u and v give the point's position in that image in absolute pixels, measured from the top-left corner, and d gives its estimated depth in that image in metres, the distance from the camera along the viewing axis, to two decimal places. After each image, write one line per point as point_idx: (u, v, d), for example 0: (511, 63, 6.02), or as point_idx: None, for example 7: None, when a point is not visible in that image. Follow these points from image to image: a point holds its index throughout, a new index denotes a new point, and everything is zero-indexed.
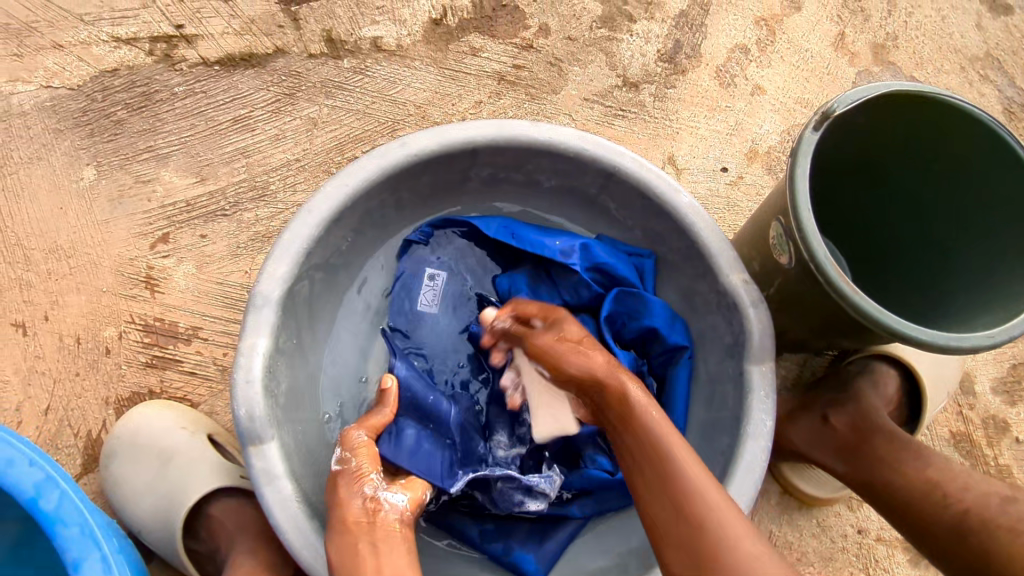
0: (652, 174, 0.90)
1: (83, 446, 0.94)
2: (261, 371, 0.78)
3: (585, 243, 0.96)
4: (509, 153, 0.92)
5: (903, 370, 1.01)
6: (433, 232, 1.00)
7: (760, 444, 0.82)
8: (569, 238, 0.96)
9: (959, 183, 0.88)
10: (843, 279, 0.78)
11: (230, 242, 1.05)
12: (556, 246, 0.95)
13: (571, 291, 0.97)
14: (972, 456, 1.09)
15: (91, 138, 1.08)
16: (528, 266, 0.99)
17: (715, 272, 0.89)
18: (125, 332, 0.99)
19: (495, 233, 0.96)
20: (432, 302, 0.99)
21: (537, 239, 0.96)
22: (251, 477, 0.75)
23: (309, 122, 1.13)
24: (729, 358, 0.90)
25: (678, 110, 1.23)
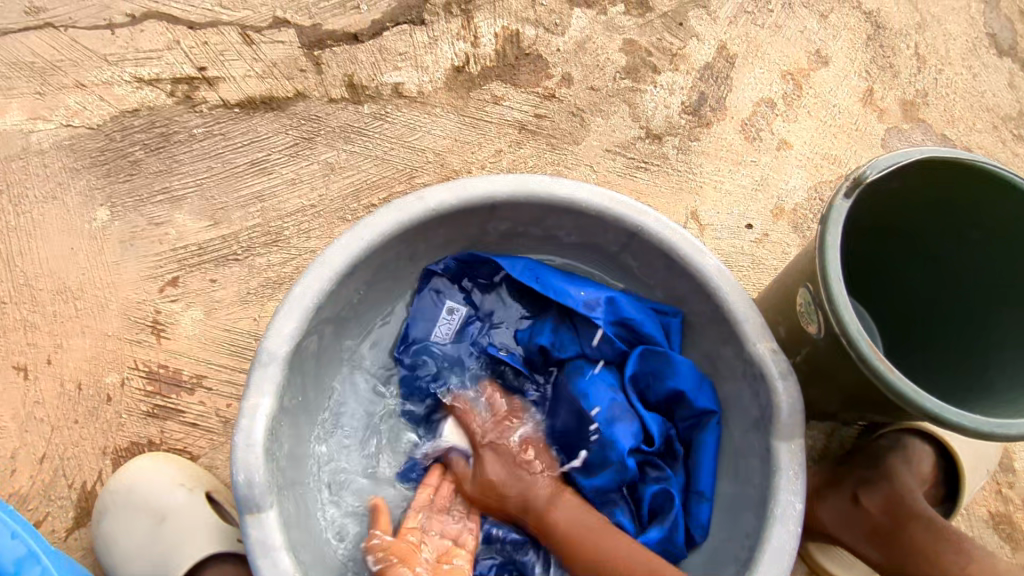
0: (676, 235, 0.87)
1: (76, 498, 0.91)
2: (263, 434, 0.74)
3: (610, 295, 0.93)
4: (528, 209, 0.89)
5: (939, 447, 0.96)
6: (456, 265, 0.96)
7: (789, 529, 0.77)
8: (594, 289, 0.94)
9: (1000, 252, 0.84)
10: (878, 355, 0.73)
11: (240, 288, 1.03)
12: (580, 297, 0.93)
13: (592, 344, 0.93)
14: (1013, 540, 1.02)
15: (107, 178, 1.07)
16: (553, 311, 0.96)
17: (741, 340, 0.85)
18: (127, 379, 0.97)
19: (520, 274, 0.94)
20: (447, 337, 0.96)
21: (560, 286, 0.94)
22: (246, 548, 0.71)
23: (326, 167, 1.11)
24: (755, 432, 0.85)
25: (702, 163, 1.20)
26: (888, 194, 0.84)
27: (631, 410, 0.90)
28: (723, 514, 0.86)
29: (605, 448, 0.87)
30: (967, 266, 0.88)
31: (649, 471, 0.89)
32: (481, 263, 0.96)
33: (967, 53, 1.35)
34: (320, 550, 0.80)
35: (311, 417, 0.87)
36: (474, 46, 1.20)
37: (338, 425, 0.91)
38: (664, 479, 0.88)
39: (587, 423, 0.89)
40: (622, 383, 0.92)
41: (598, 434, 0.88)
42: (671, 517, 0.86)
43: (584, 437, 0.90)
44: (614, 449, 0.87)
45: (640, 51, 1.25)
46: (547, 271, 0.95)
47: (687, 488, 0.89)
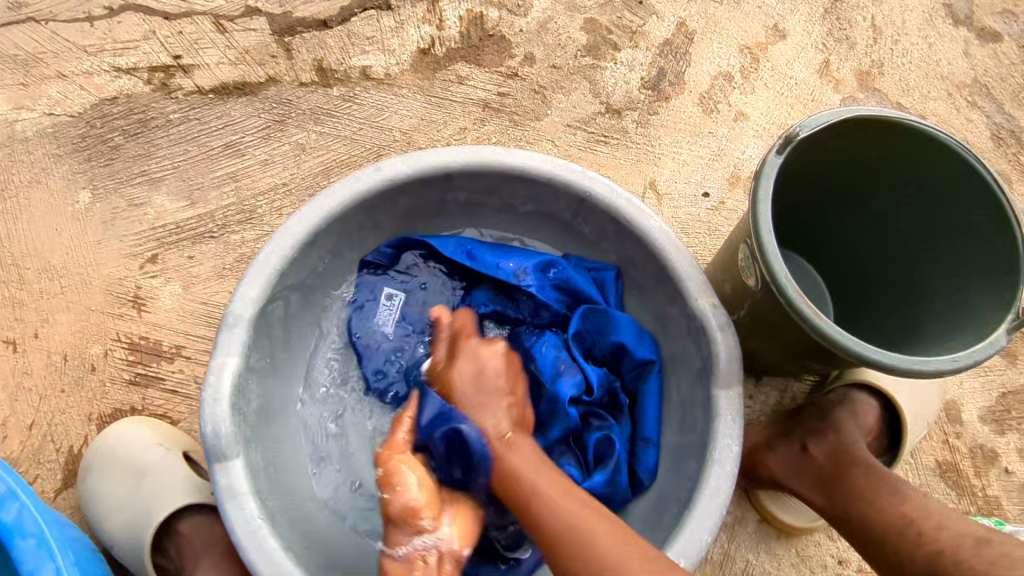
0: (622, 199, 0.92)
1: (64, 461, 0.97)
2: (229, 390, 0.79)
3: (537, 263, 0.98)
4: (484, 178, 0.94)
5: (885, 401, 0.99)
6: (392, 255, 1.01)
7: (726, 470, 0.81)
8: (522, 259, 0.98)
9: (933, 208, 0.88)
10: (806, 302, 0.77)
11: (216, 263, 1.08)
12: (510, 268, 0.98)
13: (531, 312, 0.99)
14: (959, 486, 1.07)
15: (88, 163, 1.13)
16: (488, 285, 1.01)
17: (684, 295, 0.89)
18: (110, 350, 1.03)
19: (451, 253, 0.99)
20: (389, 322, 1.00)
21: (492, 261, 0.99)
22: (215, 493, 0.76)
23: (297, 148, 1.16)
24: (698, 382, 0.89)
25: (661, 136, 1.24)
26: (825, 152, 0.89)
27: (576, 364, 0.95)
28: (669, 459, 0.92)
29: (553, 400, 0.92)
30: (907, 223, 0.92)
31: (593, 421, 0.95)
32: (416, 248, 1.02)
33: (923, 23, 1.39)
34: (287, 499, 0.86)
35: (279, 379, 0.92)
36: (439, 29, 1.25)
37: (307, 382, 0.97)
38: (607, 427, 0.94)
39: (537, 379, 0.95)
40: (565, 340, 0.97)
41: (546, 386, 0.94)
42: (613, 461, 0.91)
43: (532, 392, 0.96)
44: (557, 399, 0.92)
45: (601, 30, 1.29)
46: (479, 246, 1.00)
47: (634, 436, 0.95)
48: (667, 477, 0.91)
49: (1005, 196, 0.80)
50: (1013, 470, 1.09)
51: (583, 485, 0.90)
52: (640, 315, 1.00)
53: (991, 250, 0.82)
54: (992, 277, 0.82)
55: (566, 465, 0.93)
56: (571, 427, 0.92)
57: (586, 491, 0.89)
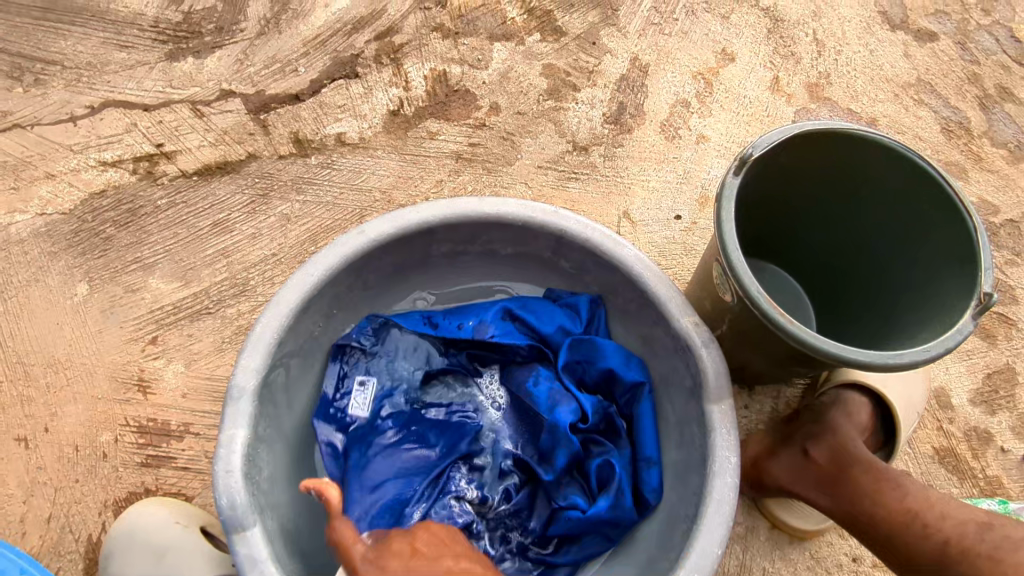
0: (596, 232, 0.96)
1: (84, 550, 0.99)
2: (241, 461, 0.82)
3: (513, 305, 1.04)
4: (463, 228, 0.99)
5: (875, 398, 1.02)
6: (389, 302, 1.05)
7: (727, 481, 0.84)
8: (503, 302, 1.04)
9: (892, 207, 0.93)
10: (778, 310, 0.81)
11: (215, 338, 1.12)
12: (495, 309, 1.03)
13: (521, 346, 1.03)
14: (959, 471, 1.10)
15: (83, 256, 1.17)
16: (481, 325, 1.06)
17: (666, 318, 0.93)
18: (120, 436, 1.05)
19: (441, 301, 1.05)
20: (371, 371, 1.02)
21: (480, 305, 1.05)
22: (236, 564, 0.78)
23: (282, 219, 1.21)
24: (691, 399, 0.92)
25: (628, 166, 1.30)
26: (779, 168, 0.94)
27: (570, 392, 0.99)
28: (672, 476, 0.95)
29: (552, 429, 0.96)
30: (875, 224, 0.96)
31: (593, 448, 0.98)
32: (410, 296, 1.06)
33: (862, 32, 1.47)
34: (306, 561, 0.87)
35: (288, 444, 0.95)
36: (406, 90, 1.31)
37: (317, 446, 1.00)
38: (607, 453, 0.96)
39: (535, 412, 0.99)
40: (556, 372, 1.02)
41: (545, 416, 0.98)
42: (615, 485, 0.93)
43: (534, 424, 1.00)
44: (559, 423, 0.96)
45: (560, 73, 1.36)
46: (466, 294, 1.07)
47: (636, 458, 0.98)
48: (672, 495, 0.93)
49: (957, 192, 0.84)
50: (1009, 448, 1.12)
51: (588, 512, 0.92)
52: (628, 339, 1.04)
53: (946, 242, 0.87)
54: (952, 267, 0.86)
55: (571, 494, 0.96)
56: (575, 452, 0.96)
57: (592, 517, 0.92)
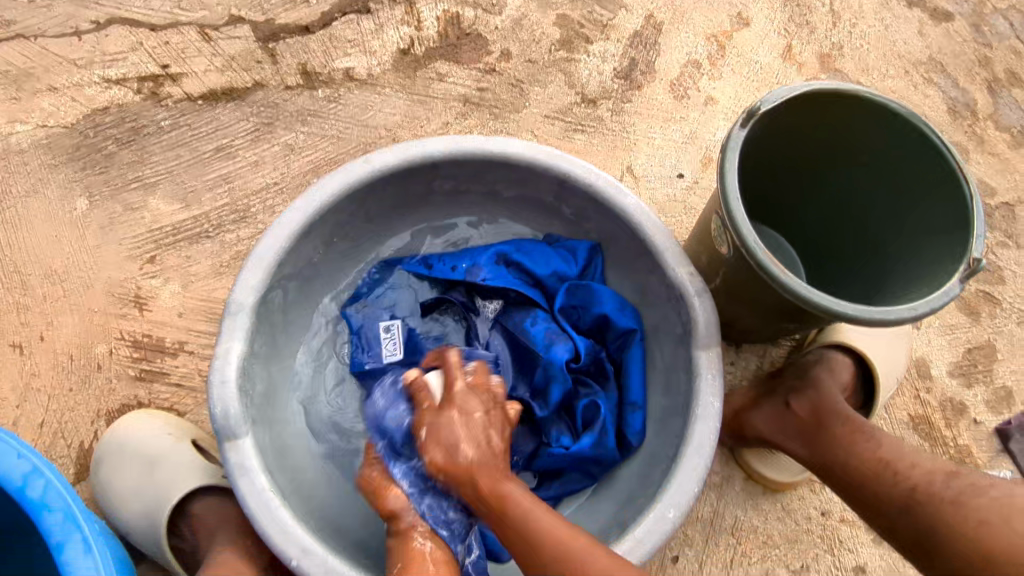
0: (599, 178, 0.97)
1: (76, 455, 1.01)
2: (235, 373, 0.84)
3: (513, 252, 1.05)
4: (467, 166, 0.99)
5: (858, 359, 1.04)
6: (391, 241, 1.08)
7: (708, 424, 0.86)
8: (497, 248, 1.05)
9: (890, 175, 0.94)
10: (772, 261, 0.83)
11: (213, 261, 1.12)
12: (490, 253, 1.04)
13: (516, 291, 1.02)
14: (931, 438, 1.13)
15: (83, 171, 1.16)
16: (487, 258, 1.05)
17: (662, 266, 0.94)
18: (115, 349, 1.06)
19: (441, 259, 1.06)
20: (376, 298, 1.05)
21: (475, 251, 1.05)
22: (227, 470, 0.80)
23: (286, 148, 1.21)
24: (680, 346, 0.95)
25: (635, 122, 1.30)
26: (786, 127, 0.94)
27: (565, 332, 1.01)
28: (655, 420, 0.97)
29: (547, 367, 0.98)
30: (872, 191, 0.97)
31: (580, 389, 1.00)
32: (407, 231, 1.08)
33: (879, 7, 1.46)
34: (295, 476, 0.90)
35: (282, 366, 0.97)
36: (418, 30, 1.30)
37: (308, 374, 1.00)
38: (593, 395, 0.99)
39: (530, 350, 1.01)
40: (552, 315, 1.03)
41: (540, 355, 0.99)
42: (598, 425, 0.95)
43: (529, 363, 1.01)
44: (553, 362, 0.98)
45: (573, 25, 1.35)
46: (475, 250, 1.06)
47: (621, 402, 1.00)
48: (654, 438, 0.96)
49: (955, 159, 0.85)
50: (982, 420, 1.15)
51: (573, 449, 0.95)
52: (624, 288, 1.05)
53: (940, 210, 0.88)
54: (943, 233, 0.87)
55: (563, 436, 0.98)
56: (568, 390, 0.98)
57: (576, 454, 0.95)
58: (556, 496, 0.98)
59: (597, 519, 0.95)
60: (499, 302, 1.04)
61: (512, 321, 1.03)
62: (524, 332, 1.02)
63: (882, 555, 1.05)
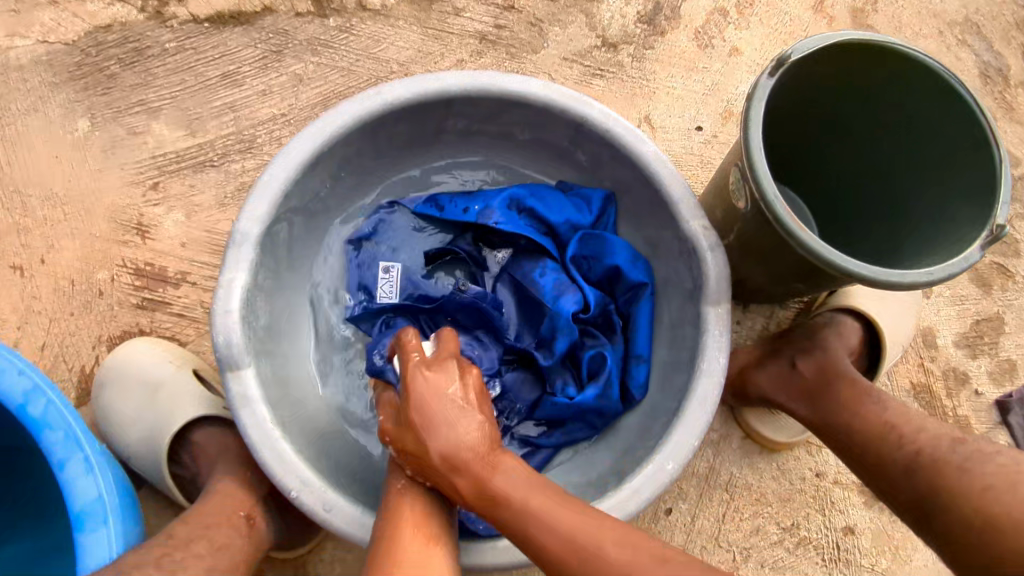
0: (617, 123, 0.94)
1: (78, 379, 1.01)
2: (239, 304, 0.82)
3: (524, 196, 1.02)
4: (482, 104, 0.96)
5: (867, 323, 1.03)
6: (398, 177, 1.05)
7: (713, 380, 0.86)
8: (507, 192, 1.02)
9: (918, 136, 0.91)
10: (791, 216, 0.81)
11: (218, 192, 1.10)
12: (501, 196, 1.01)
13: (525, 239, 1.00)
14: (931, 406, 1.13)
15: (85, 91, 1.12)
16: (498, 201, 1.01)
17: (676, 219, 0.92)
18: (117, 275, 1.05)
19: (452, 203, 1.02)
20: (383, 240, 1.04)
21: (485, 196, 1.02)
22: (229, 400, 0.80)
23: (295, 79, 1.16)
24: (689, 302, 0.93)
25: (656, 70, 1.26)
26: (816, 79, 0.91)
27: (574, 283, 0.99)
28: (659, 374, 0.97)
29: (555, 318, 0.97)
30: (899, 153, 0.95)
31: (586, 340, 0.99)
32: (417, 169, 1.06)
33: None
34: (297, 410, 0.90)
35: (286, 300, 0.96)
36: None
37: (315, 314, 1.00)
38: (599, 346, 0.98)
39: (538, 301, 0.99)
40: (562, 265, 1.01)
41: (547, 305, 0.98)
42: (603, 377, 0.95)
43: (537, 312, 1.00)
44: (559, 313, 0.96)
45: None
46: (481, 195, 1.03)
47: (626, 355, 1.00)
48: (657, 392, 0.96)
49: (989, 122, 0.82)
50: (983, 391, 1.15)
51: (576, 399, 0.95)
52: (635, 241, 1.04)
53: (968, 174, 0.85)
54: (969, 199, 0.85)
55: (569, 386, 0.98)
56: (574, 341, 0.97)
57: (578, 405, 0.94)
58: (556, 445, 0.98)
59: (596, 469, 0.95)
60: (508, 252, 1.03)
61: (518, 272, 1.01)
62: (531, 283, 1.00)
63: (873, 517, 1.07)
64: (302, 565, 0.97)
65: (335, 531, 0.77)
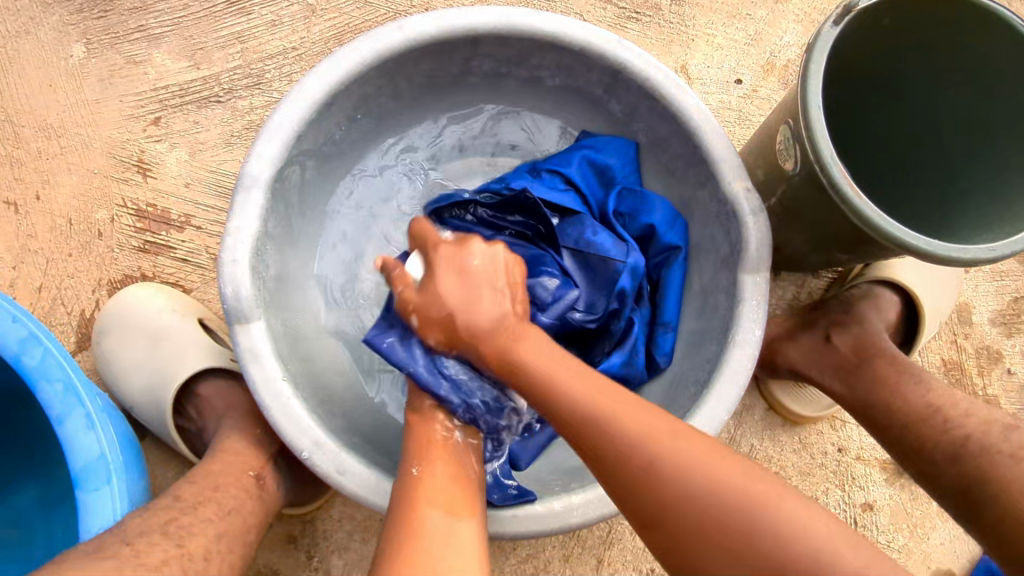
0: (658, 71, 0.86)
1: (77, 324, 0.96)
2: (247, 253, 0.77)
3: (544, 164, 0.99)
4: (512, 45, 0.88)
5: (906, 297, 0.98)
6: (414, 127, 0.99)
7: (747, 352, 0.81)
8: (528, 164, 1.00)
9: (984, 98, 0.84)
10: (848, 182, 0.75)
11: (224, 130, 1.03)
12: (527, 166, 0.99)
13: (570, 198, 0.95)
14: (961, 384, 1.10)
15: (79, 14, 1.04)
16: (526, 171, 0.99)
17: (716, 178, 0.86)
18: (117, 216, 0.99)
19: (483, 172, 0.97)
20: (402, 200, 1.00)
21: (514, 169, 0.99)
22: (237, 355, 0.76)
23: (306, 9, 1.07)
24: (724, 269, 0.88)
25: (695, 15, 1.17)
26: (880, 31, 0.83)
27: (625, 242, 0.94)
28: (686, 343, 0.92)
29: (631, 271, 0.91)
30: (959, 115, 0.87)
31: None
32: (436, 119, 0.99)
33: None
34: (309, 366, 0.86)
35: (297, 251, 0.90)
36: None
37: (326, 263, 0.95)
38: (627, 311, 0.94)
39: (601, 262, 0.92)
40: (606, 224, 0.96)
41: (617, 262, 0.91)
42: (629, 343, 0.91)
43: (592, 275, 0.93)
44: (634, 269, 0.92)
45: None
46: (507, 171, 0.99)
47: (653, 321, 0.95)
48: (683, 362, 0.92)
49: None
50: (1015, 371, 1.11)
51: (601, 366, 0.91)
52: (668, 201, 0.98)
53: None
54: None
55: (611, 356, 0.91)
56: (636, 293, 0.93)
57: (603, 372, 0.90)
58: None
59: None
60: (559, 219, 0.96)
61: (569, 239, 0.94)
62: (586, 245, 0.93)
63: (893, 494, 1.05)
64: (310, 522, 0.95)
65: (348, 495, 0.74)
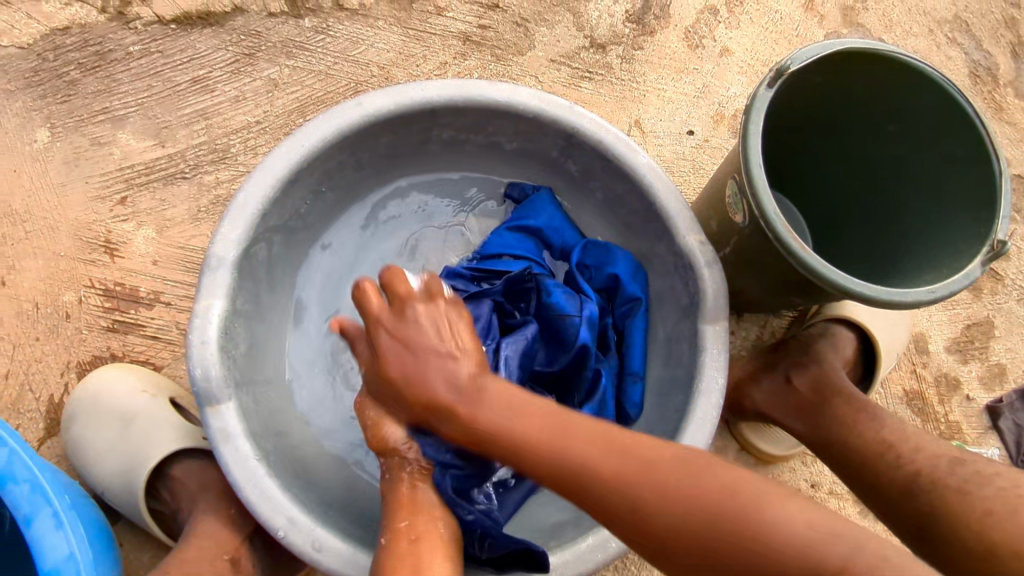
0: (609, 133, 0.90)
1: (46, 410, 0.95)
2: (216, 333, 0.78)
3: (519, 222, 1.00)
4: (468, 114, 0.91)
5: (860, 333, 1.02)
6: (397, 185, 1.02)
7: (712, 401, 0.83)
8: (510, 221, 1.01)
9: (915, 145, 0.89)
10: (791, 234, 0.78)
11: (191, 206, 1.04)
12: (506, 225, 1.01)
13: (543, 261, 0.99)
14: (923, 413, 1.13)
15: (43, 99, 1.06)
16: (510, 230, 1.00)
17: (672, 233, 0.89)
18: (85, 297, 0.99)
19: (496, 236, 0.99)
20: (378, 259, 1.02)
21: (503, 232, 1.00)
22: (208, 436, 0.76)
23: (269, 84, 1.10)
24: (685, 318, 0.91)
25: (645, 72, 1.22)
26: (813, 87, 0.88)
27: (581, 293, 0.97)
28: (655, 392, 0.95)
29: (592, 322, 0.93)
30: (894, 160, 0.92)
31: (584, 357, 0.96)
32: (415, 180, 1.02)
33: None
34: (281, 439, 0.86)
35: (266, 323, 0.91)
36: None
37: (311, 327, 0.97)
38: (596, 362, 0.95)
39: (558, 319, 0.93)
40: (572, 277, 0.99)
41: (573, 315, 0.92)
42: (598, 395, 0.92)
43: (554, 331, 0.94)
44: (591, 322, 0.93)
45: None
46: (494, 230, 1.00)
47: (622, 370, 0.97)
48: (653, 410, 0.94)
49: (988, 132, 0.80)
50: (974, 397, 1.15)
51: None
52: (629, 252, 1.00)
53: (965, 186, 0.84)
54: (966, 210, 0.83)
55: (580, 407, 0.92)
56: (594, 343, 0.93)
57: None
58: None
59: None
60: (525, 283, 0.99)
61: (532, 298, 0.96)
62: (544, 305, 0.94)
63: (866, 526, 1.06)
64: None
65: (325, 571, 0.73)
